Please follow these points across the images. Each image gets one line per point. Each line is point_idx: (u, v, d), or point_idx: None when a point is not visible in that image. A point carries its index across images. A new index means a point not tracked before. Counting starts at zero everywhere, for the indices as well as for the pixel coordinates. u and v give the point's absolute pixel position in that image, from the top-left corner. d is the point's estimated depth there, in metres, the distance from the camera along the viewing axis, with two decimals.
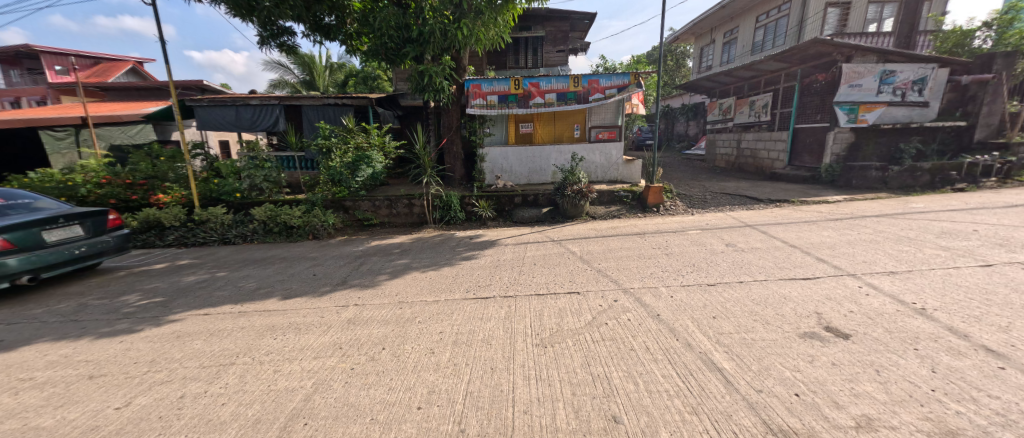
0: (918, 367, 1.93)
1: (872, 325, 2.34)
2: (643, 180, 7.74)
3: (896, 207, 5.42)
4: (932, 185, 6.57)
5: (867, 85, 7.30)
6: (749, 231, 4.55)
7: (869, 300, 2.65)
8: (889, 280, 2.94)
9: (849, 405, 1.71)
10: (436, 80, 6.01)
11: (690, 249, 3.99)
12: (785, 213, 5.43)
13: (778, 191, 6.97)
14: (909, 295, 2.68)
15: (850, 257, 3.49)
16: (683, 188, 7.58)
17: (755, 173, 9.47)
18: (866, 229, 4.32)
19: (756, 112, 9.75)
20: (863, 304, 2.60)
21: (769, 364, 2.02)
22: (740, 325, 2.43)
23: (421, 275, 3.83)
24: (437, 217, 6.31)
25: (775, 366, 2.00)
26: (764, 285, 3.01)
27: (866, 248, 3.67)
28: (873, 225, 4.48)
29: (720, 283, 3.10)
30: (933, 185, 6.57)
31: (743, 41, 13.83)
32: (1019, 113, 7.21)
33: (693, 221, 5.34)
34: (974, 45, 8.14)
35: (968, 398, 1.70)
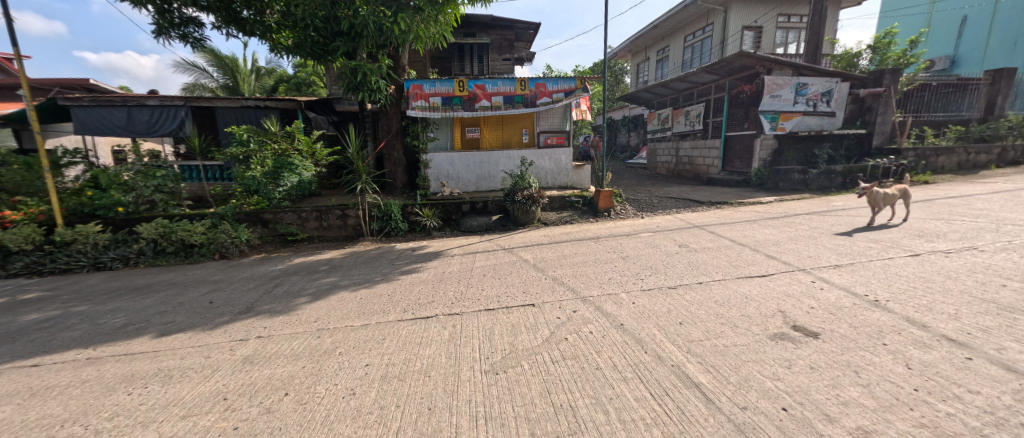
0: (893, 365, 1.81)
1: (836, 322, 2.23)
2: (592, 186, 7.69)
3: (821, 205, 5.79)
4: (844, 186, 7.22)
5: (786, 96, 7.92)
6: (699, 230, 4.58)
7: (825, 294, 2.58)
8: (837, 273, 2.93)
9: (841, 417, 1.51)
10: (371, 79, 5.44)
11: (646, 252, 3.83)
12: (726, 213, 5.55)
13: (716, 194, 7.22)
14: (860, 287, 2.66)
15: (796, 253, 3.50)
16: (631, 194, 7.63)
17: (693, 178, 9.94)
18: (802, 226, 4.47)
19: (690, 121, 10.33)
20: (821, 299, 2.52)
21: (748, 375, 1.79)
22: (709, 330, 2.21)
23: (350, 295, 3.25)
24: (376, 229, 5.69)
25: (754, 376, 1.78)
26: (729, 286, 2.84)
27: (807, 244, 3.73)
28: (807, 221, 4.67)
29: (683, 285, 2.91)
30: (845, 185, 7.23)
31: (673, 59, 14.82)
32: (905, 123, 8.25)
33: (643, 224, 5.27)
34: (862, 64, 9.30)
35: (951, 397, 1.58)
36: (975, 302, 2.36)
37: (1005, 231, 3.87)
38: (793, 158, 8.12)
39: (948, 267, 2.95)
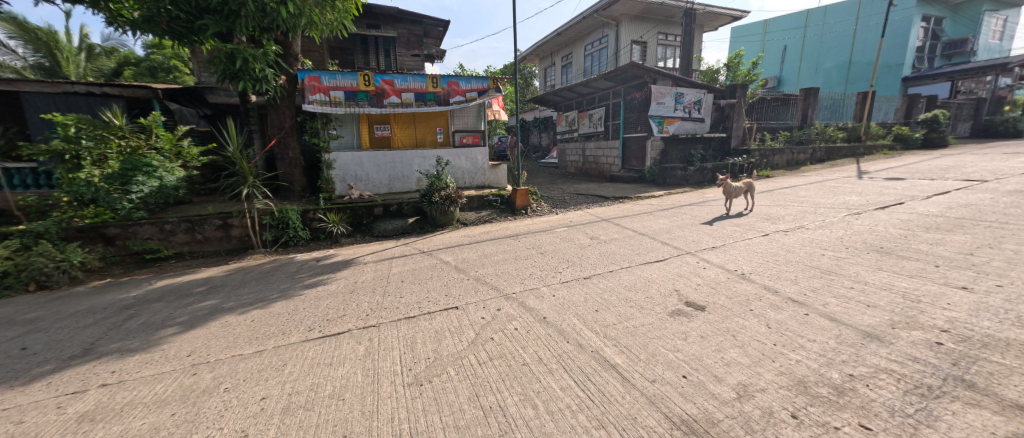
0: (760, 326, 2.17)
1: (716, 294, 2.61)
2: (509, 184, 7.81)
3: (699, 197, 6.70)
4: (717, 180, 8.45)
5: (667, 103, 8.95)
6: (604, 223, 4.99)
7: (707, 272, 3.00)
8: (715, 254, 3.42)
9: (726, 376, 1.76)
10: (254, 67, 4.81)
11: (562, 247, 4.02)
12: (627, 207, 6.11)
13: (618, 190, 7.90)
14: (731, 263, 3.15)
15: (683, 238, 3.99)
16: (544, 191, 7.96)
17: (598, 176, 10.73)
18: (687, 215, 5.13)
19: (594, 123, 11.11)
20: (704, 276, 2.92)
21: (654, 350, 2.00)
22: (620, 314, 2.41)
23: (240, 319, 2.86)
24: (269, 239, 5.09)
25: (659, 351, 1.99)
26: (632, 272, 3.13)
27: (692, 230, 4.29)
28: (691, 211, 5.37)
29: (595, 276, 3.11)
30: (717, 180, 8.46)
31: (576, 66, 15.87)
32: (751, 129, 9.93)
33: (557, 219, 5.54)
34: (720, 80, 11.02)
35: (800, 347, 1.95)
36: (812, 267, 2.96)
37: (828, 212, 4.90)
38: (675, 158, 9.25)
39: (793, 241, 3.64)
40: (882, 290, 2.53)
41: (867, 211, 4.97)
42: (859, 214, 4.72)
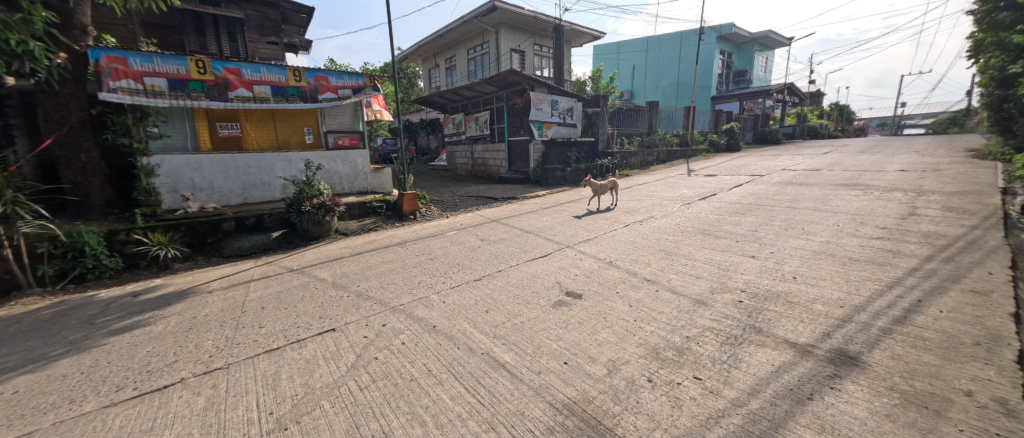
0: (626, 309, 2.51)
1: (590, 283, 3.00)
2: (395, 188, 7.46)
3: (575, 196, 7.41)
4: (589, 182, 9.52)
5: (545, 110, 9.67)
6: (491, 225, 5.10)
7: (580, 264, 3.36)
8: (589, 246, 3.83)
9: (599, 356, 2.07)
10: (15, 42, 3.57)
11: (452, 250, 4.00)
12: (513, 206, 6.43)
13: (505, 190, 8.22)
14: (599, 255, 3.63)
15: (562, 234, 4.38)
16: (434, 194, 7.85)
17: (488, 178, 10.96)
18: (562, 213, 5.71)
19: (479, 126, 11.28)
20: (579, 268, 3.26)
21: (539, 343, 2.16)
22: (510, 312, 2.51)
23: (10, 386, 2.17)
24: (54, 273, 3.92)
25: (544, 342, 2.16)
26: (516, 273, 3.23)
27: (568, 226, 4.74)
28: (566, 210, 5.98)
29: (481, 279, 3.12)
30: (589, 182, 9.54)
31: (460, 68, 16.13)
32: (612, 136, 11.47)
33: (448, 222, 5.49)
34: None
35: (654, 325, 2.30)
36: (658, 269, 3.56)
37: (664, 225, 6.05)
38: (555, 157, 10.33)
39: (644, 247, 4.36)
40: (705, 279, 3.36)
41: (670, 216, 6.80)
42: (685, 227, 5.94)
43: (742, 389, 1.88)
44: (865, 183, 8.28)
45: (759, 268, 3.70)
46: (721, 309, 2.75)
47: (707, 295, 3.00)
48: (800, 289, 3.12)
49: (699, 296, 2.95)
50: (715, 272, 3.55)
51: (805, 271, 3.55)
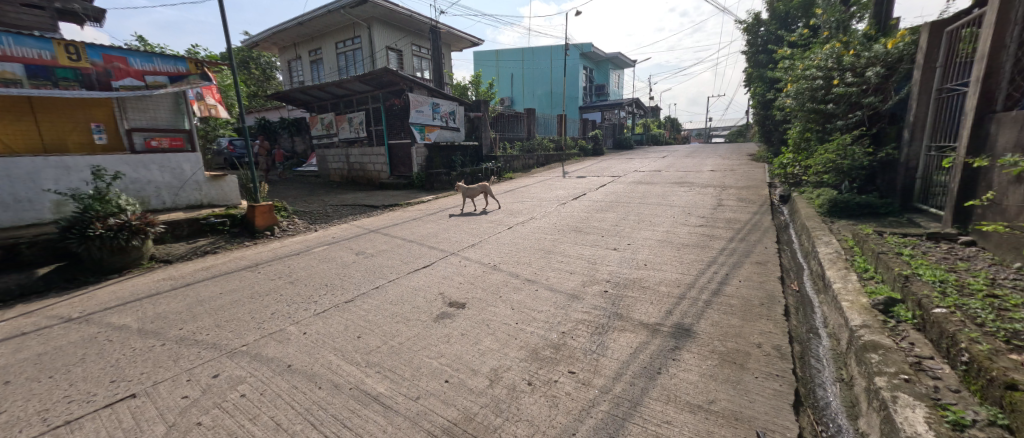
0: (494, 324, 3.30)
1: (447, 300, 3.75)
2: (231, 200, 8.39)
3: (430, 212, 8.52)
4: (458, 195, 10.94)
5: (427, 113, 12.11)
6: (352, 252, 5.36)
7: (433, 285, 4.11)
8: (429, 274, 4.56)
9: (483, 367, 2.71)
10: None
11: (313, 272, 4.44)
12: (381, 220, 7.62)
13: (386, 199, 10.18)
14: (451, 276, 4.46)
15: (402, 256, 5.25)
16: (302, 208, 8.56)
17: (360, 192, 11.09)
18: (412, 231, 6.74)
19: (354, 129, 12.83)
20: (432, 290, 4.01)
21: (419, 364, 2.64)
22: (383, 335, 2.99)
23: None
24: None
25: (422, 363, 2.66)
26: (362, 304, 3.55)
27: (410, 248, 5.72)
28: (417, 227, 6.95)
29: (318, 315, 3.36)
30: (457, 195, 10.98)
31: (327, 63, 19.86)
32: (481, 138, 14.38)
33: (319, 238, 6.09)
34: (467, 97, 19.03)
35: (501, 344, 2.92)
36: (513, 305, 3.98)
37: (537, 232, 6.55)
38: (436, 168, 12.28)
39: (510, 274, 4.78)
40: (555, 313, 3.88)
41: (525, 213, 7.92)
42: (556, 232, 6.52)
43: (609, 379, 2.87)
44: (693, 182, 10.59)
45: (600, 291, 4.38)
46: (570, 351, 3.20)
47: (557, 335, 3.45)
48: (628, 316, 3.82)
49: (551, 338, 3.38)
50: (564, 302, 4.11)
51: (632, 291, 4.36)
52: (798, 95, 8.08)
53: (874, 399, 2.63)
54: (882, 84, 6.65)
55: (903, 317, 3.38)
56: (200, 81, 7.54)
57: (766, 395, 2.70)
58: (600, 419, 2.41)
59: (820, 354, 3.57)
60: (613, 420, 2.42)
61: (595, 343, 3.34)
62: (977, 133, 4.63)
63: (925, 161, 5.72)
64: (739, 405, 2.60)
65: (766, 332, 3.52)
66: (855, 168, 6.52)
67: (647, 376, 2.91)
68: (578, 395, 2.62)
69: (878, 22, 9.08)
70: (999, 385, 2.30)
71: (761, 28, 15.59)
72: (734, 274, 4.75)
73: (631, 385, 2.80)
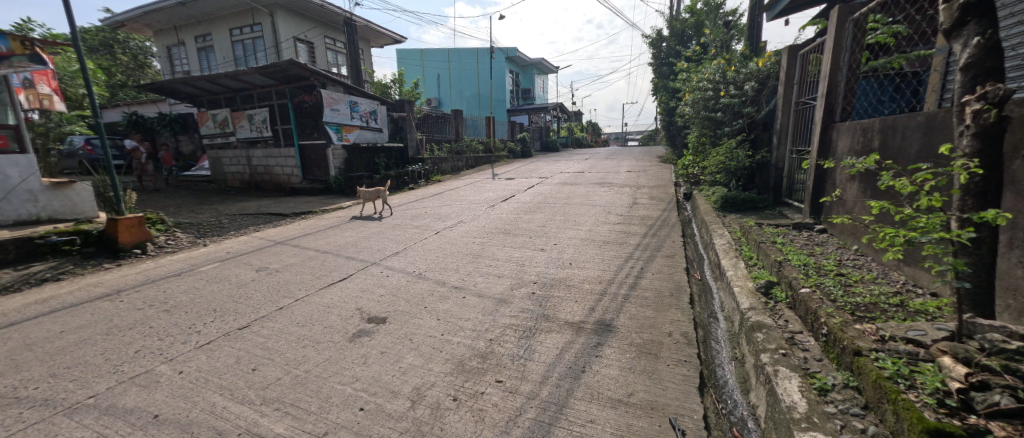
0: (407, 342, 3.44)
1: (355, 319, 3.86)
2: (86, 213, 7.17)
3: (345, 218, 8.38)
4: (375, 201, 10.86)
5: (344, 113, 12.14)
6: (243, 279, 5.05)
7: (336, 304, 4.20)
8: (337, 289, 4.60)
9: (401, 388, 2.78)
10: None
11: (186, 299, 4.48)
12: (280, 231, 7.52)
13: (302, 204, 10.10)
14: (360, 289, 4.56)
15: (303, 271, 5.25)
16: (188, 221, 8.34)
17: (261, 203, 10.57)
18: (319, 241, 6.64)
19: (257, 127, 12.49)
20: (335, 309, 4.09)
21: (330, 393, 2.73)
22: (286, 365, 3.07)
23: None
24: None
25: (334, 391, 2.75)
26: (236, 340, 3.51)
27: (318, 260, 5.66)
28: (327, 237, 6.84)
29: (182, 356, 3.26)
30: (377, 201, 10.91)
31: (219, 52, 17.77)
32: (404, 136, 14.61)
33: (194, 257, 6.13)
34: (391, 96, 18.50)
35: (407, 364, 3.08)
36: (438, 316, 3.90)
37: (465, 236, 6.45)
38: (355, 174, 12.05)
39: (437, 283, 4.68)
40: (482, 320, 3.83)
41: (449, 214, 8.03)
42: (485, 235, 6.48)
43: (534, 385, 2.86)
44: (613, 183, 11.28)
45: (528, 294, 4.41)
46: (498, 359, 3.17)
47: (485, 343, 3.41)
48: (554, 317, 3.89)
49: (478, 348, 3.33)
50: (492, 308, 4.07)
51: (558, 291, 4.47)
52: (694, 105, 8.99)
53: (760, 374, 2.98)
54: (756, 97, 7.74)
55: (779, 298, 3.92)
56: (29, 64, 6.43)
57: (676, 381, 2.92)
58: (527, 428, 2.44)
59: (718, 336, 3.98)
60: (540, 427, 2.45)
61: (522, 348, 3.34)
62: (824, 140, 5.55)
63: (789, 162, 6.67)
64: (655, 394, 2.77)
65: (675, 321, 3.82)
66: (739, 168, 7.42)
67: (572, 376, 2.97)
68: (505, 406, 2.63)
69: (750, 43, 10.50)
70: (849, 352, 2.71)
71: (663, 43, 17.17)
72: (647, 268, 5.10)
73: (557, 388, 2.83)
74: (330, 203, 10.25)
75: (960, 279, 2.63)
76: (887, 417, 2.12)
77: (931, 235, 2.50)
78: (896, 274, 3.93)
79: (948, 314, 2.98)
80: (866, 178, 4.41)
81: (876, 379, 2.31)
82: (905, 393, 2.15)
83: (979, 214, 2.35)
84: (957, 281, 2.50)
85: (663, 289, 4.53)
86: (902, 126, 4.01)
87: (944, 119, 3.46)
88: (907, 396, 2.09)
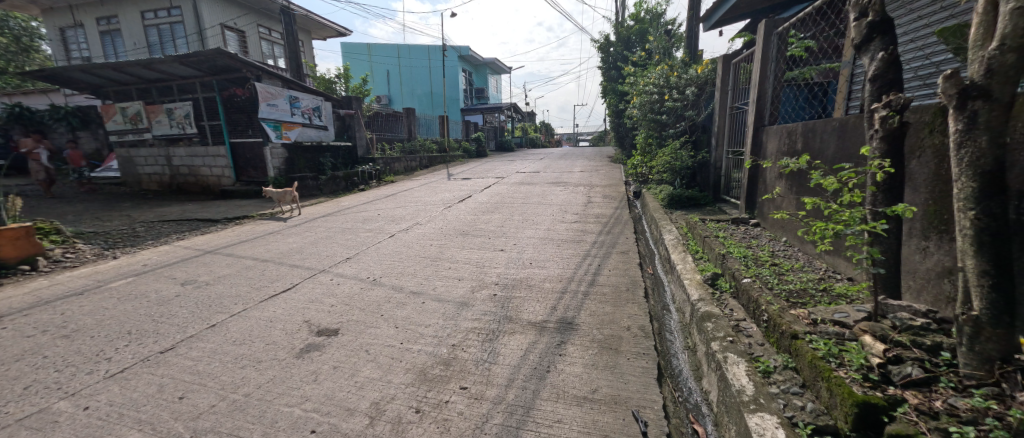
0: (363, 354, 3.22)
1: (303, 332, 3.56)
2: None
3: (287, 223, 7.77)
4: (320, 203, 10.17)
5: (281, 109, 11.27)
6: (167, 294, 4.48)
7: (278, 317, 3.86)
8: (281, 300, 4.24)
9: (359, 405, 2.59)
10: None
11: (93, 320, 3.89)
12: (209, 239, 6.79)
13: (235, 209, 9.20)
14: (309, 299, 4.24)
15: (239, 282, 4.78)
16: (91, 230, 7.25)
17: (184, 208, 9.51)
18: (258, 248, 6.10)
19: (178, 122, 11.23)
20: (277, 322, 3.74)
21: (276, 417, 2.47)
22: (219, 390, 2.75)
23: None
24: None
25: (280, 415, 2.49)
26: (157, 365, 3.08)
27: (257, 269, 5.18)
28: (266, 243, 6.30)
29: (87, 389, 2.80)
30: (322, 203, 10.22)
31: (128, 37, 15.74)
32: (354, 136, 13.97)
33: (102, 271, 5.35)
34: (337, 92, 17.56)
35: (359, 379, 2.88)
36: (396, 324, 3.71)
37: (422, 239, 6.23)
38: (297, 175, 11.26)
39: (394, 289, 4.46)
40: (444, 325, 3.70)
41: (405, 215, 7.74)
42: (442, 237, 6.30)
43: (500, 389, 2.80)
44: (568, 182, 11.50)
45: (490, 296, 4.34)
46: (462, 365, 3.07)
47: (447, 349, 3.29)
48: (518, 318, 3.86)
49: (441, 354, 3.21)
50: (453, 312, 3.95)
51: (520, 291, 4.45)
52: (641, 108, 9.45)
53: (711, 361, 3.15)
54: (695, 101, 8.28)
55: (723, 288, 4.20)
56: None
57: (636, 374, 3.01)
58: (494, 435, 2.37)
59: (672, 327, 4.17)
60: (508, 432, 2.40)
61: (486, 352, 3.27)
62: (755, 142, 6.04)
63: (726, 162, 7.20)
64: (618, 389, 2.83)
65: (633, 315, 3.95)
66: (683, 168, 7.90)
67: (537, 377, 2.95)
68: (471, 414, 2.54)
69: (689, 51, 11.21)
70: (787, 335, 2.92)
71: (611, 48, 17.85)
72: (604, 264, 5.24)
73: (522, 391, 2.79)
74: (268, 207, 9.43)
75: (874, 265, 2.94)
76: (822, 394, 2.29)
77: (852, 227, 2.77)
78: (819, 262, 4.36)
79: (865, 297, 3.34)
80: (793, 176, 4.86)
81: (812, 359, 2.49)
82: (836, 370, 2.34)
83: (890, 208, 2.63)
84: (872, 267, 2.79)
85: (619, 284, 4.69)
86: (820, 130, 4.46)
87: (855, 124, 3.89)
88: (839, 374, 2.27)
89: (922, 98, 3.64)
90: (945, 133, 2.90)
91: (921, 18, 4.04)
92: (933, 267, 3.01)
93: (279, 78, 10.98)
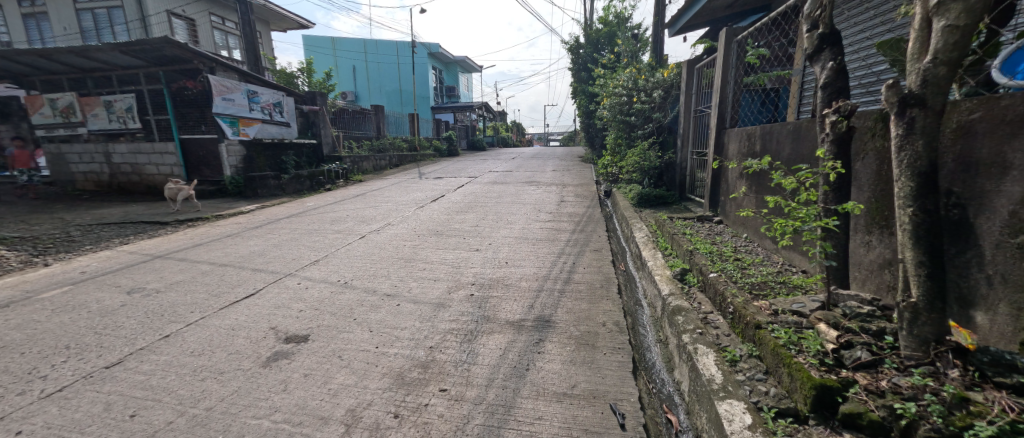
0: (335, 360, 3.10)
1: (270, 340, 3.38)
2: None
3: (247, 225, 7.34)
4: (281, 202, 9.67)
5: (238, 103, 10.63)
6: (111, 304, 4.11)
7: (241, 324, 3.65)
8: (246, 306, 4.01)
9: (332, 413, 2.50)
10: None
11: (27, 334, 3.52)
12: (159, 242, 6.30)
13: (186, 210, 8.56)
14: (279, 304, 4.04)
15: (196, 288, 4.47)
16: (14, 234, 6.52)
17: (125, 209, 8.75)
18: (216, 252, 5.73)
19: (118, 116, 10.33)
20: (240, 330, 3.53)
21: (243, 430, 2.34)
22: (176, 405, 2.56)
23: None
24: None
25: (247, 428, 2.36)
26: (103, 382, 2.81)
27: (215, 274, 4.86)
28: (225, 247, 5.93)
29: (20, 411, 2.52)
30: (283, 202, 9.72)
31: (56, 20, 14.24)
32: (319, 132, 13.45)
33: (33, 280, 4.85)
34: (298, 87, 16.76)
35: (332, 386, 2.78)
36: (370, 328, 3.60)
37: (396, 239, 6.09)
38: (256, 174, 10.65)
39: (367, 292, 4.32)
40: (421, 327, 3.63)
41: (377, 215, 7.53)
42: (416, 238, 6.17)
43: (480, 389, 2.79)
44: (539, 182, 11.60)
45: (467, 296, 4.30)
46: (440, 367, 3.03)
47: (425, 352, 3.23)
48: (495, 317, 3.86)
49: (418, 357, 3.15)
50: (430, 314, 3.89)
51: (496, 291, 4.44)
52: (611, 109, 9.70)
53: (682, 353, 3.28)
54: (662, 104, 8.60)
55: (691, 282, 4.39)
56: None
57: (613, 368, 3.09)
58: (476, 435, 2.36)
59: (644, 322, 4.31)
60: (490, 431, 2.40)
61: (465, 353, 3.25)
62: (718, 143, 6.36)
63: (691, 162, 7.54)
64: (596, 383, 2.90)
65: (608, 311, 4.05)
66: (650, 168, 8.20)
67: (517, 375, 2.97)
68: (451, 415, 2.51)
69: (655, 55, 11.62)
70: (751, 326, 3.09)
71: (580, 50, 18.19)
72: (579, 262, 5.34)
73: (502, 390, 2.80)
74: (222, 208, 8.85)
75: (827, 259, 3.17)
76: (784, 379, 2.44)
77: (809, 223, 2.97)
78: (778, 256, 4.64)
79: (819, 287, 3.58)
80: (754, 177, 5.16)
81: (774, 347, 2.64)
82: (795, 356, 2.49)
83: (841, 205, 2.84)
84: (826, 260, 3.00)
85: (595, 281, 4.80)
86: (776, 133, 4.76)
87: (808, 128, 4.18)
88: (799, 360, 2.42)
89: (866, 104, 3.98)
90: (885, 137, 3.18)
91: (862, 32, 4.43)
92: (875, 259, 3.29)
93: (235, 70, 10.34)
